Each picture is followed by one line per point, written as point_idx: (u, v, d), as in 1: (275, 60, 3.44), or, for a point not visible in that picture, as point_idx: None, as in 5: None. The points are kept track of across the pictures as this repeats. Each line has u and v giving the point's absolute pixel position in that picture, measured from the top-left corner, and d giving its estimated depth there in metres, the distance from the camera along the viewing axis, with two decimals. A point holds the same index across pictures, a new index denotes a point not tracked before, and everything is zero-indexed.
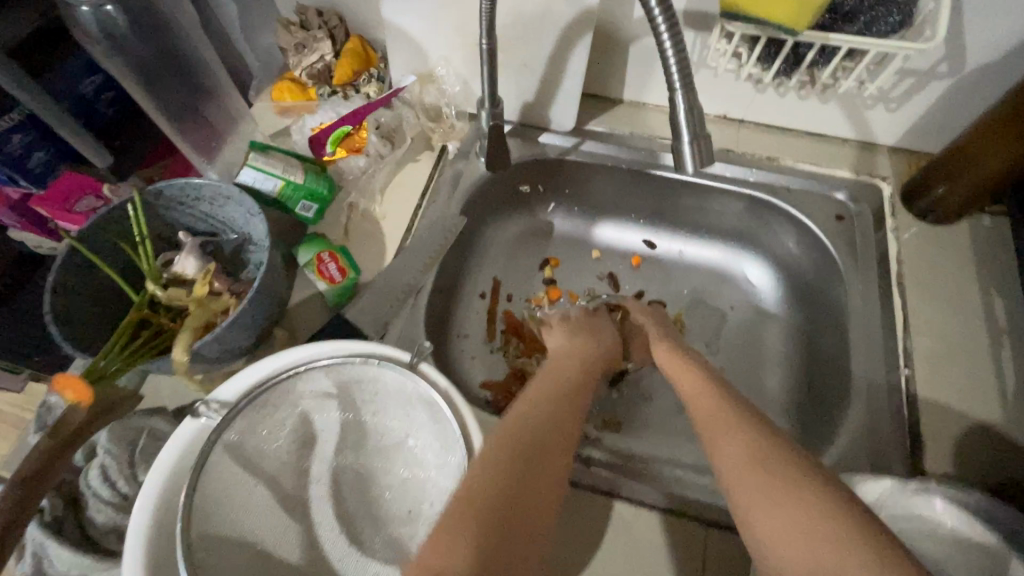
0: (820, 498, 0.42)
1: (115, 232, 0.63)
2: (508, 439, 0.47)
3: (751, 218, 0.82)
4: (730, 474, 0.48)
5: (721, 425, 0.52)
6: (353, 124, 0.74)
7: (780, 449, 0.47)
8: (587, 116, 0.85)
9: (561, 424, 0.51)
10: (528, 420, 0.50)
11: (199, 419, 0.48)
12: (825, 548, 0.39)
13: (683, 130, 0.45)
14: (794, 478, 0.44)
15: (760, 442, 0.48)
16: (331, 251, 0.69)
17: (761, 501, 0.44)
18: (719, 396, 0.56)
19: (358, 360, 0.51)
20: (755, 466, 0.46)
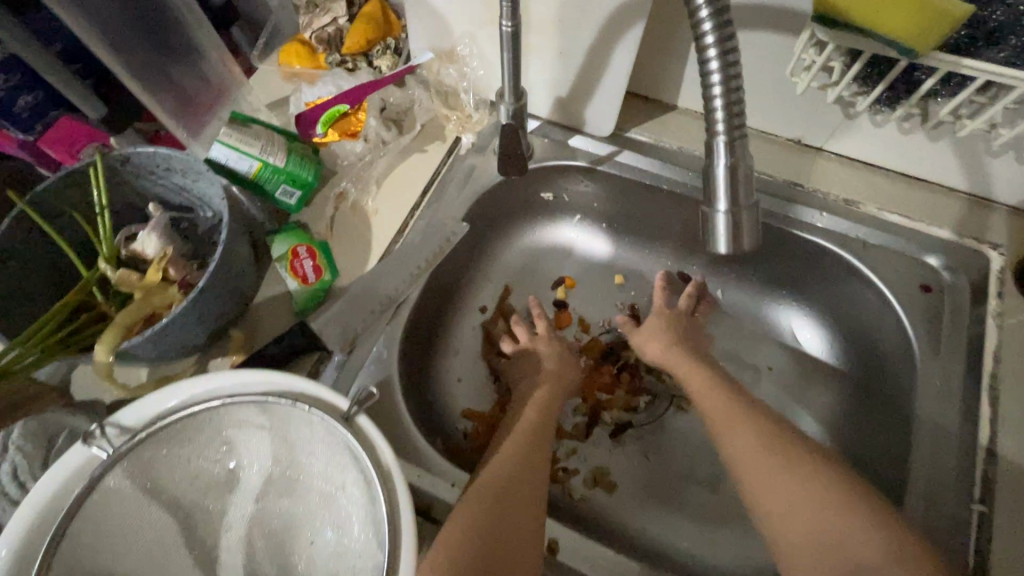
0: (837, 498, 0.48)
1: (71, 199, 0.57)
2: (478, 496, 0.49)
3: (812, 270, 0.67)
4: (744, 470, 0.53)
5: (727, 421, 0.57)
6: (350, 103, 0.65)
7: (793, 444, 0.53)
8: (630, 120, 0.72)
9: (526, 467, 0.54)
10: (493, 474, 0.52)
11: (92, 446, 0.41)
12: (838, 532, 0.46)
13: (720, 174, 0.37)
14: (812, 472, 0.50)
15: (769, 437, 0.54)
16: (308, 245, 0.61)
17: (781, 494, 0.50)
18: (719, 393, 0.60)
19: (286, 402, 0.43)
20: (767, 459, 0.52)
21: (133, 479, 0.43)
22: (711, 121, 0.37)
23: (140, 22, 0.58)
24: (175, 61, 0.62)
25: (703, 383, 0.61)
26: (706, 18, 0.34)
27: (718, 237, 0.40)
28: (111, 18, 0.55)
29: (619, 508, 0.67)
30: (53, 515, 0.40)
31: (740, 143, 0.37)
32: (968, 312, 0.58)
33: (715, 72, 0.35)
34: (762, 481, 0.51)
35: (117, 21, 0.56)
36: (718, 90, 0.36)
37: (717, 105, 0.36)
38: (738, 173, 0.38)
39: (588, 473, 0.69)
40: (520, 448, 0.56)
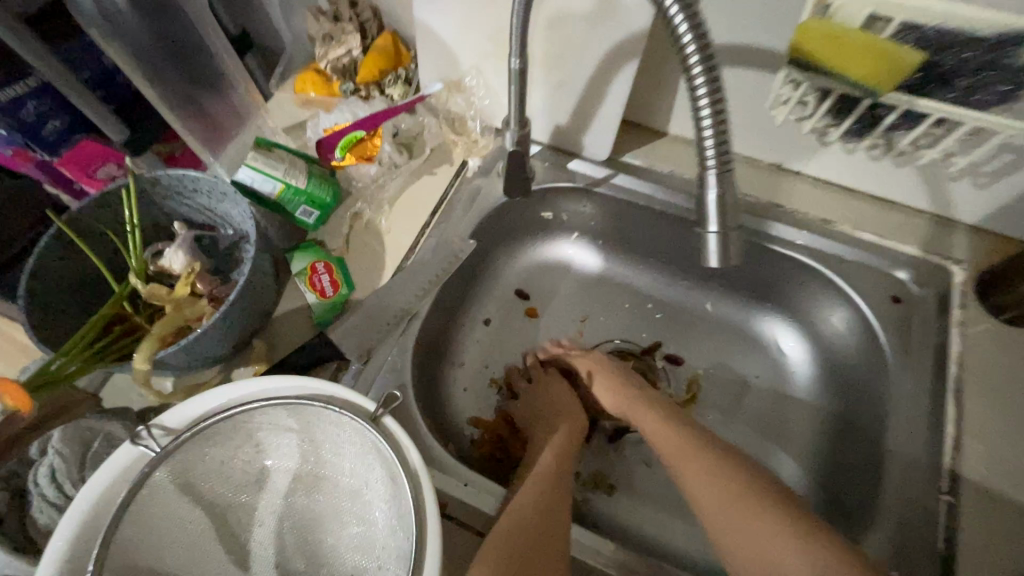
0: (759, 509, 0.50)
1: (104, 218, 0.61)
2: (502, 541, 0.48)
3: (791, 284, 0.73)
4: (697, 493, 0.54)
5: (671, 446, 0.59)
6: (367, 129, 0.70)
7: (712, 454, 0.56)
8: (625, 146, 0.78)
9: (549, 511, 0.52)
10: (517, 513, 0.51)
11: (139, 446, 0.44)
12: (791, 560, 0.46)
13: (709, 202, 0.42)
14: (739, 482, 0.53)
15: (697, 454, 0.57)
16: (326, 261, 0.65)
17: (721, 510, 0.52)
18: (671, 428, 0.60)
19: (318, 404, 0.46)
20: (705, 476, 0.55)
21: (174, 477, 0.46)
22: (703, 158, 0.42)
23: (172, 50, 0.62)
24: (200, 85, 0.66)
25: (653, 415, 0.63)
26: (697, 66, 0.39)
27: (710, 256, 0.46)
28: (154, 54, 0.60)
29: (618, 507, 0.70)
30: (103, 511, 0.42)
31: (726, 173, 0.42)
32: (933, 322, 0.64)
33: (706, 112, 0.40)
34: (705, 500, 0.53)
35: (159, 57, 0.61)
36: (708, 127, 0.41)
37: (707, 138, 0.41)
38: (725, 198, 0.43)
39: (588, 474, 0.73)
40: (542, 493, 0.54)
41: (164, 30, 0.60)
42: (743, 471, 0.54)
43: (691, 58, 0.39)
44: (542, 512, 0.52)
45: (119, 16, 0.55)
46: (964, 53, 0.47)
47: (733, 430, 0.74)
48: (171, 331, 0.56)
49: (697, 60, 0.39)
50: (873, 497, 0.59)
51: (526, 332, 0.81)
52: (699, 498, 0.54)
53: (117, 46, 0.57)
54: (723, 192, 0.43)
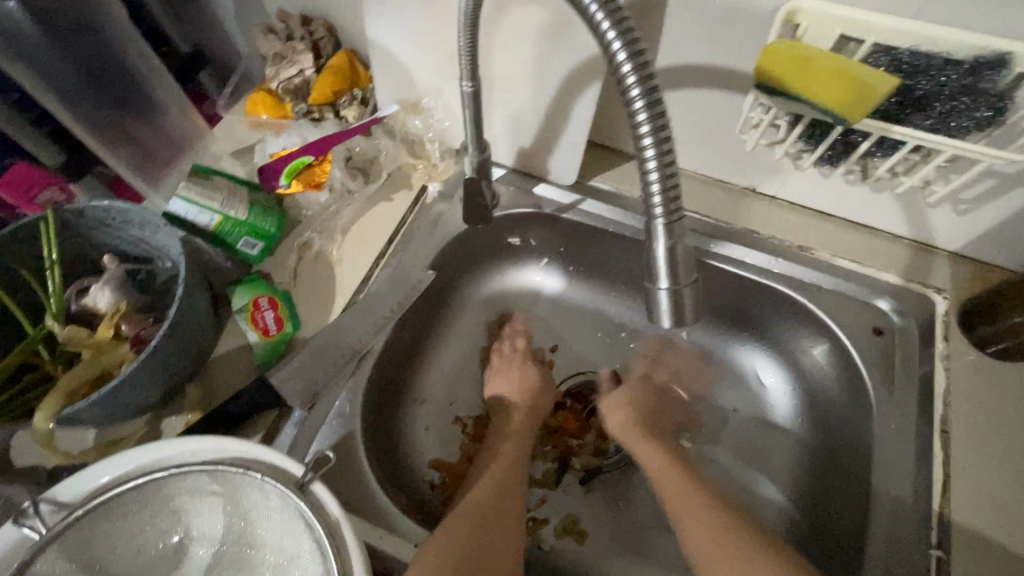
0: (771, 567, 0.49)
1: (19, 254, 0.55)
2: (459, 520, 0.53)
3: (767, 313, 0.70)
4: (686, 532, 0.55)
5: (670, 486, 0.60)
6: (314, 154, 0.66)
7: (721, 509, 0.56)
8: (593, 169, 0.74)
9: (503, 497, 0.58)
10: (473, 500, 0.56)
11: (24, 526, 0.38)
12: None
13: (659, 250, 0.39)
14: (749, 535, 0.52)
15: (703, 501, 0.57)
16: (270, 296, 0.60)
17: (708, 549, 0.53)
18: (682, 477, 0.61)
19: (238, 470, 0.41)
20: (703, 518, 0.55)
21: (70, 556, 0.40)
22: (649, 198, 0.38)
23: (93, 75, 0.58)
24: (130, 112, 0.62)
25: (658, 456, 0.64)
26: (639, 100, 0.35)
27: (662, 313, 0.42)
28: (71, 80, 0.57)
29: (590, 556, 0.66)
30: None
31: (677, 213, 0.38)
32: (917, 355, 0.60)
33: (651, 154, 0.36)
34: (697, 539, 0.54)
35: (78, 84, 0.57)
36: (654, 167, 0.37)
37: (654, 178, 0.38)
38: (676, 238, 0.39)
39: (559, 520, 0.68)
40: (498, 484, 0.59)
41: (81, 54, 0.56)
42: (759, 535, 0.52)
43: (632, 92, 0.35)
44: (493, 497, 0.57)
45: (24, 36, 0.52)
46: (941, 76, 0.45)
47: (709, 467, 0.70)
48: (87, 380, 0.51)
49: (639, 94, 0.35)
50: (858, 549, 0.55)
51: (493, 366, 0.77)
52: (693, 541, 0.54)
53: (26, 71, 0.54)
54: (675, 239, 0.39)
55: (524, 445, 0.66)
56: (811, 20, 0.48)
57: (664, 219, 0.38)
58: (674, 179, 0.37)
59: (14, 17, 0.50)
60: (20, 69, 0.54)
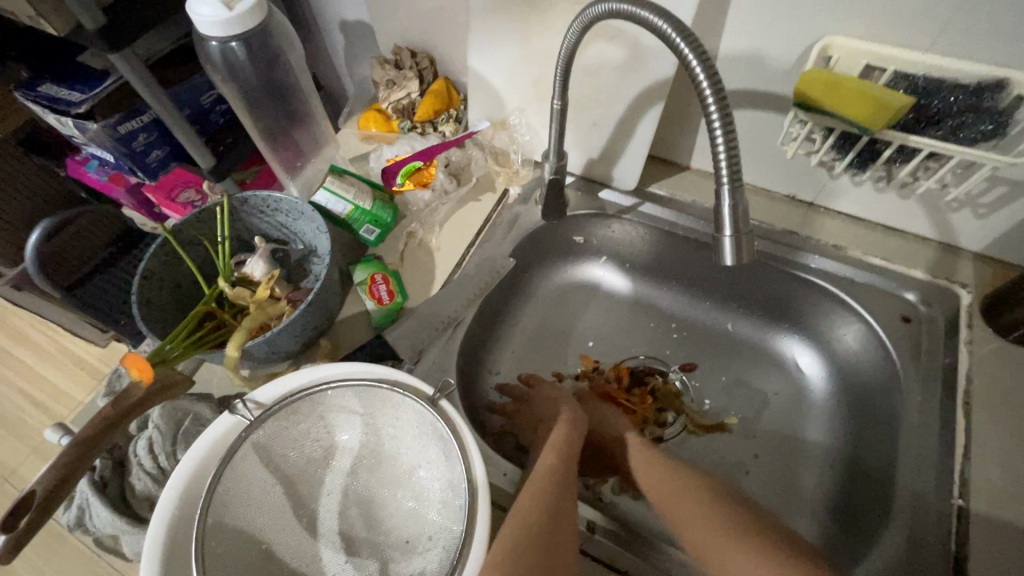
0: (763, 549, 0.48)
1: (201, 232, 0.71)
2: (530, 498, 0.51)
3: (805, 303, 0.79)
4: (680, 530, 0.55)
5: (658, 485, 0.60)
6: (422, 160, 0.81)
7: (705, 492, 0.56)
8: (649, 178, 0.86)
9: (558, 511, 0.51)
10: (526, 510, 0.50)
11: (236, 415, 0.52)
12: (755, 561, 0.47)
13: (724, 225, 0.50)
14: (738, 525, 0.51)
15: (688, 487, 0.57)
16: (383, 273, 0.73)
17: (702, 542, 0.52)
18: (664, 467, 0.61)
19: (385, 387, 0.53)
20: (690, 510, 0.54)
21: (262, 446, 0.53)
22: (718, 176, 0.49)
23: (271, 90, 0.73)
24: (290, 120, 0.77)
25: (646, 457, 0.64)
26: (711, 102, 0.47)
27: (725, 254, 0.52)
28: (255, 93, 0.72)
29: (644, 510, 0.74)
30: (207, 467, 0.50)
31: (739, 190, 0.49)
32: (942, 341, 0.69)
33: (721, 141, 0.47)
34: (689, 533, 0.53)
35: (258, 95, 0.72)
36: (723, 155, 0.48)
37: (722, 167, 0.48)
38: (739, 214, 0.50)
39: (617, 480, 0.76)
40: (546, 485, 0.53)
41: (266, 75, 0.70)
42: (741, 522, 0.51)
43: (707, 99, 0.47)
44: (547, 510, 0.50)
45: (238, 66, 0.66)
46: (949, 96, 0.55)
47: (754, 441, 0.78)
48: (255, 327, 0.65)
49: (712, 100, 0.46)
50: (887, 506, 0.63)
51: (557, 347, 0.88)
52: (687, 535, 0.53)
53: (232, 88, 0.69)
54: (736, 204, 0.49)
55: (570, 455, 0.59)
56: (840, 52, 0.59)
57: (728, 194, 0.49)
58: (739, 169, 0.48)
59: (236, 54, 0.64)
60: (225, 85, 0.69)
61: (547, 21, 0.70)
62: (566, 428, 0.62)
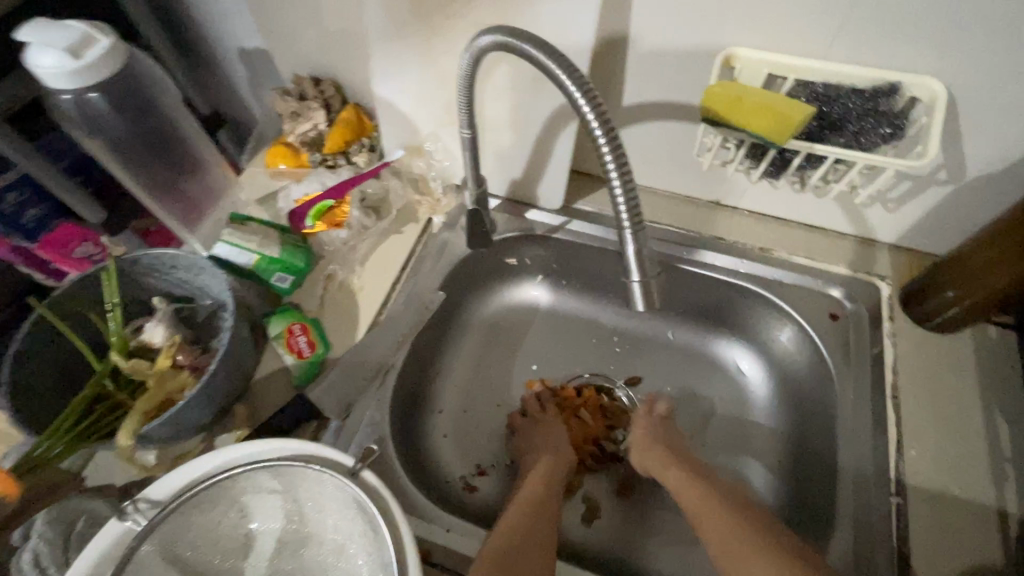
0: (784, 568, 0.51)
1: (86, 301, 0.64)
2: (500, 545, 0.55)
3: (739, 307, 0.79)
4: (711, 547, 0.57)
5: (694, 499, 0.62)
6: (335, 197, 0.75)
7: (731, 513, 0.59)
8: (576, 194, 0.84)
9: (531, 537, 0.57)
10: (503, 538, 0.56)
11: (126, 520, 0.46)
12: None
13: (632, 271, 0.49)
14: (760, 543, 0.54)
15: (716, 510, 0.59)
16: (302, 323, 0.68)
17: (731, 560, 0.54)
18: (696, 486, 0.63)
19: (298, 464, 0.49)
20: (720, 533, 0.57)
21: (162, 548, 0.47)
22: (619, 216, 0.48)
23: (148, 137, 0.67)
24: (175, 166, 0.72)
25: (678, 476, 0.66)
26: (606, 149, 0.45)
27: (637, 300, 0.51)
28: (130, 144, 0.66)
29: (600, 537, 0.72)
30: None
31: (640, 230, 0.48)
32: (868, 335, 0.70)
33: (618, 188, 0.46)
34: (722, 555, 0.55)
35: (134, 147, 0.67)
36: (621, 198, 0.47)
37: (622, 207, 0.47)
38: (645, 256, 0.49)
39: (580, 511, 0.74)
40: (527, 529, 0.58)
41: (140, 125, 0.65)
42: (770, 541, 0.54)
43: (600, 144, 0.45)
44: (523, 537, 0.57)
45: (102, 119, 0.61)
46: (847, 102, 0.56)
47: (704, 450, 0.78)
48: (152, 407, 0.59)
49: (606, 145, 0.45)
50: (831, 506, 0.63)
51: (501, 375, 0.85)
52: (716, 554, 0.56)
53: (99, 142, 0.63)
54: (639, 244, 0.49)
55: (555, 489, 0.66)
56: (743, 63, 0.59)
57: (630, 228, 0.48)
58: (638, 207, 0.47)
59: (98, 107, 0.59)
60: (90, 139, 0.63)
61: (448, 44, 0.67)
62: (547, 459, 0.70)
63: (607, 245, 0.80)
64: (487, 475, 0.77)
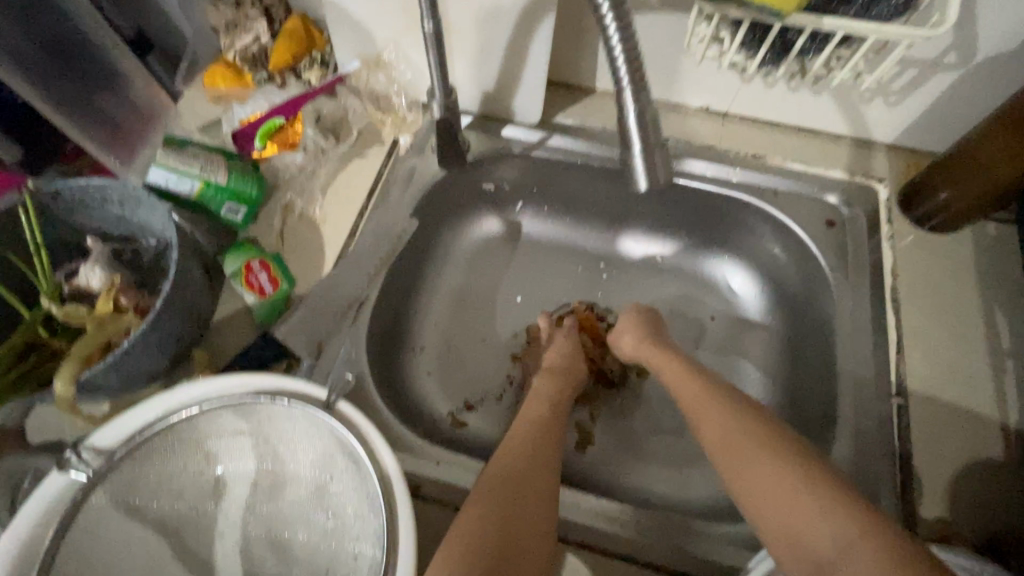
0: (794, 480, 0.47)
1: (5, 243, 0.55)
2: (500, 481, 0.51)
3: (731, 220, 0.74)
4: (707, 438, 0.55)
5: (690, 393, 0.59)
6: (285, 115, 0.68)
7: (741, 417, 0.54)
8: (555, 106, 0.77)
9: (536, 456, 0.55)
10: (506, 464, 0.53)
11: (68, 472, 0.41)
12: (804, 501, 0.46)
13: (632, 139, 0.43)
14: (775, 453, 0.50)
15: (726, 412, 0.55)
16: (262, 259, 0.61)
17: (729, 454, 0.52)
18: (702, 385, 0.59)
19: (265, 400, 0.44)
20: (720, 428, 0.54)
21: (116, 497, 0.42)
22: (617, 74, 0.42)
23: (58, 54, 0.60)
24: (103, 94, 0.65)
25: (675, 369, 0.63)
26: (609, 14, 0.40)
27: (638, 178, 0.45)
28: (42, 64, 0.59)
29: (596, 463, 0.70)
30: (42, 537, 0.39)
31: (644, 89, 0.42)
32: (866, 241, 0.67)
33: (615, 41, 0.40)
34: (720, 447, 0.53)
35: (46, 67, 0.59)
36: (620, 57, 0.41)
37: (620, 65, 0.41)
38: (648, 123, 0.43)
39: (574, 438, 0.72)
40: (528, 459, 0.55)
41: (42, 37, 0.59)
42: (773, 438, 0.51)
43: (602, 7, 0.40)
44: (530, 458, 0.55)
45: None
46: None
47: None
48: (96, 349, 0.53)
49: (608, 9, 0.40)
50: (831, 413, 0.61)
51: (483, 308, 0.80)
52: (713, 446, 0.54)
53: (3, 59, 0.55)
54: (643, 108, 0.43)
55: (558, 415, 0.63)
56: None
57: (630, 86, 0.42)
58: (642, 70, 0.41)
59: None
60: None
61: None
62: (554, 380, 0.67)
63: (592, 160, 0.74)
64: (476, 409, 0.73)
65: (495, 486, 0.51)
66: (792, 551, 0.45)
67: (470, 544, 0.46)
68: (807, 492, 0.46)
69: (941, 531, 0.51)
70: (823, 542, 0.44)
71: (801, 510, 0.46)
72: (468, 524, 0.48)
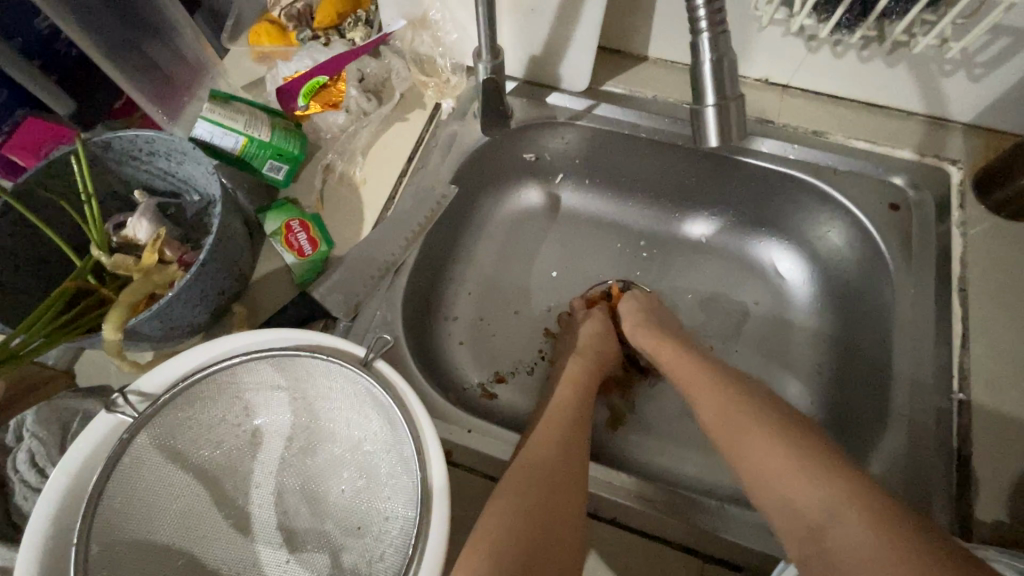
0: (781, 448, 0.46)
1: (58, 189, 0.56)
2: (530, 461, 0.49)
3: (785, 199, 0.70)
4: (704, 416, 0.53)
5: (683, 372, 0.58)
6: (330, 73, 0.66)
7: (727, 388, 0.53)
8: (604, 74, 0.74)
9: (567, 434, 0.53)
10: (541, 449, 0.51)
11: (116, 413, 0.42)
12: (792, 466, 0.44)
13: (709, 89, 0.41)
14: (769, 422, 0.48)
15: (715, 383, 0.54)
16: (301, 219, 0.61)
17: (725, 430, 0.50)
18: (693, 359, 0.58)
19: (303, 355, 0.44)
20: (715, 405, 0.52)
21: (160, 442, 0.43)
22: (696, 19, 0.40)
23: (117, 9, 0.61)
24: (157, 50, 0.65)
25: (669, 353, 0.60)
26: None
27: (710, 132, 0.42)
28: (103, 21, 0.59)
29: (626, 443, 0.69)
30: (87, 477, 0.41)
31: (724, 35, 0.40)
32: (933, 226, 0.62)
33: None
34: (716, 423, 0.51)
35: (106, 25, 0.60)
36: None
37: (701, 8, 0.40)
38: (726, 71, 0.41)
39: (603, 417, 0.71)
40: (554, 437, 0.52)
41: None
42: (767, 410, 0.49)
43: None
44: (553, 437, 0.52)
45: None
46: None
47: (737, 356, 0.73)
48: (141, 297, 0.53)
49: None
50: (883, 406, 0.58)
51: (518, 281, 0.79)
52: (709, 423, 0.52)
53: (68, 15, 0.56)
54: (720, 59, 0.41)
55: (587, 394, 0.61)
56: None
57: (708, 30, 0.40)
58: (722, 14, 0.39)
59: None
60: (64, 20, 0.55)
61: None
62: (585, 362, 0.64)
63: (640, 132, 0.70)
64: (506, 382, 0.73)
65: (527, 465, 0.49)
66: (783, 516, 0.43)
67: (495, 525, 0.44)
68: (797, 457, 0.44)
69: (1001, 534, 0.48)
70: (809, 503, 0.42)
71: (791, 477, 0.44)
72: (497, 506, 0.46)
